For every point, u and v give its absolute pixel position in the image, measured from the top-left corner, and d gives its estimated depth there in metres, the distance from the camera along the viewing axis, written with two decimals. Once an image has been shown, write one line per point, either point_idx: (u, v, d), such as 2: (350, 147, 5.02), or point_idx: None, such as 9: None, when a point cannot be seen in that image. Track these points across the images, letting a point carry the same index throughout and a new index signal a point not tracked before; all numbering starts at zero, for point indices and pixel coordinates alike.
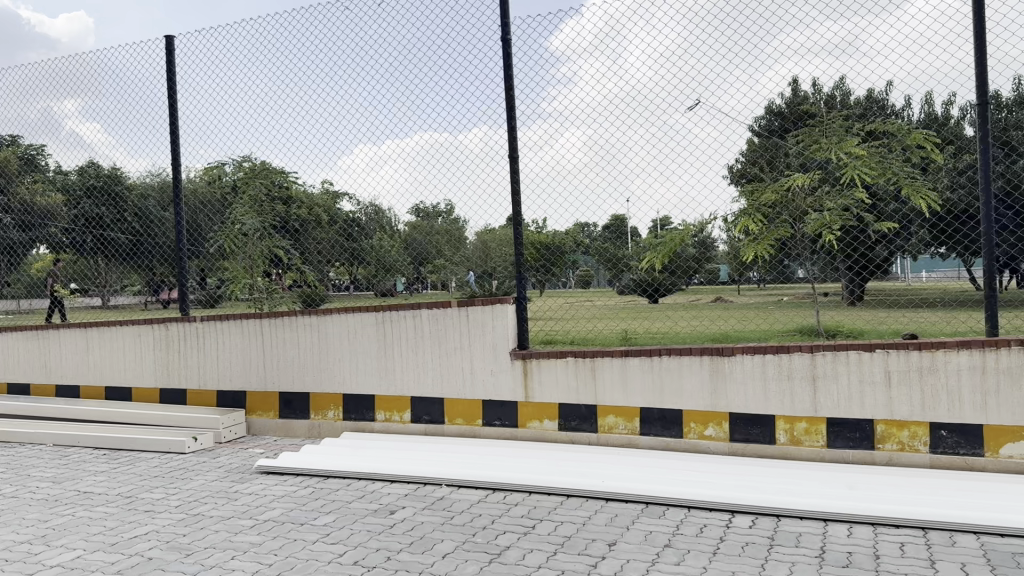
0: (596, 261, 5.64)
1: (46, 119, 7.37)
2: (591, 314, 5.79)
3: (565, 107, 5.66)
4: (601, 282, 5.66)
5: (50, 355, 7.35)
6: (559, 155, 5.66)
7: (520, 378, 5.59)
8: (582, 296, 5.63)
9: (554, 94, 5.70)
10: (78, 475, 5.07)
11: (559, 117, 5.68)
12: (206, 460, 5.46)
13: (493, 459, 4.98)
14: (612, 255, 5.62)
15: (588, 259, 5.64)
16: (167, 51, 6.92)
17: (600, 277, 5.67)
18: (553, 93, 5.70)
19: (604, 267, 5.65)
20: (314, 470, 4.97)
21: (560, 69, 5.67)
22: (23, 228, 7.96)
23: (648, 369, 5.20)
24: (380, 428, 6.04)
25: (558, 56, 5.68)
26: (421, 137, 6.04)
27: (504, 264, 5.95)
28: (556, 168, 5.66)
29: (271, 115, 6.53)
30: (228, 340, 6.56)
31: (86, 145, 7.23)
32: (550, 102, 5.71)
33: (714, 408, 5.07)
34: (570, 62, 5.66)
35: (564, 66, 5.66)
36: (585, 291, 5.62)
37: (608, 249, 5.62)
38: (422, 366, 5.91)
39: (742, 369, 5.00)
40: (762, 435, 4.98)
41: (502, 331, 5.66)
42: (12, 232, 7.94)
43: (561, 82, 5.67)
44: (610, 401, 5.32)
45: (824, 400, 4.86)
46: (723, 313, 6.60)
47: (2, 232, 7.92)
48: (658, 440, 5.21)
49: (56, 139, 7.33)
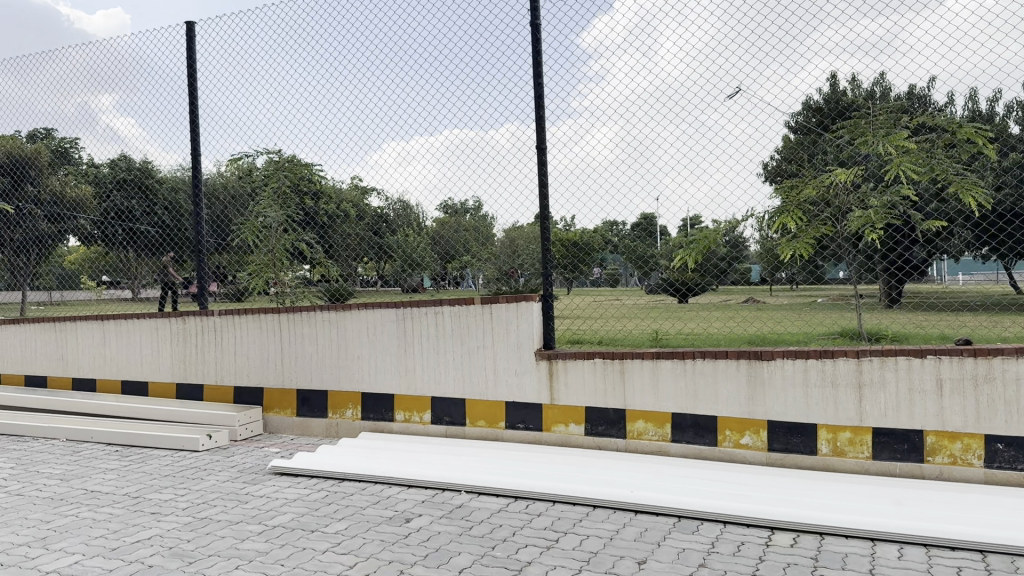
0: (625, 260, 5.32)
1: (80, 113, 7.38)
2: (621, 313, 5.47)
3: (597, 103, 5.40)
4: (629, 282, 5.30)
5: (68, 348, 7.23)
6: (588, 149, 5.39)
7: (545, 380, 5.34)
8: (609, 294, 5.34)
9: (585, 90, 5.44)
10: (88, 472, 4.91)
11: (590, 113, 5.41)
12: (219, 459, 5.28)
13: (516, 465, 4.73)
14: (641, 254, 5.20)
15: (616, 258, 5.34)
16: (188, 38, 6.77)
17: (629, 277, 5.29)
18: (584, 89, 5.44)
19: (635, 264, 5.27)
20: (329, 472, 4.76)
21: (589, 66, 5.42)
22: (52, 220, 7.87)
23: (681, 372, 4.93)
24: (400, 430, 5.83)
25: (589, 53, 5.43)
26: (447, 131, 5.82)
27: (531, 261, 5.55)
28: (585, 166, 5.39)
29: (292, 108, 6.36)
30: (246, 335, 6.38)
31: (119, 138, 7.19)
32: (581, 98, 5.45)
33: (751, 416, 4.78)
34: (602, 58, 5.39)
35: (593, 62, 5.40)
36: (614, 290, 5.32)
37: (637, 248, 5.20)
38: (444, 366, 5.68)
39: (783, 375, 4.71)
40: (803, 445, 4.68)
41: (528, 331, 5.43)
42: (42, 224, 7.84)
43: (593, 79, 5.41)
44: (640, 405, 5.04)
45: (869, 409, 4.55)
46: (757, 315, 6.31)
47: (32, 224, 7.84)
48: (690, 448, 4.94)
49: (91, 133, 7.32)
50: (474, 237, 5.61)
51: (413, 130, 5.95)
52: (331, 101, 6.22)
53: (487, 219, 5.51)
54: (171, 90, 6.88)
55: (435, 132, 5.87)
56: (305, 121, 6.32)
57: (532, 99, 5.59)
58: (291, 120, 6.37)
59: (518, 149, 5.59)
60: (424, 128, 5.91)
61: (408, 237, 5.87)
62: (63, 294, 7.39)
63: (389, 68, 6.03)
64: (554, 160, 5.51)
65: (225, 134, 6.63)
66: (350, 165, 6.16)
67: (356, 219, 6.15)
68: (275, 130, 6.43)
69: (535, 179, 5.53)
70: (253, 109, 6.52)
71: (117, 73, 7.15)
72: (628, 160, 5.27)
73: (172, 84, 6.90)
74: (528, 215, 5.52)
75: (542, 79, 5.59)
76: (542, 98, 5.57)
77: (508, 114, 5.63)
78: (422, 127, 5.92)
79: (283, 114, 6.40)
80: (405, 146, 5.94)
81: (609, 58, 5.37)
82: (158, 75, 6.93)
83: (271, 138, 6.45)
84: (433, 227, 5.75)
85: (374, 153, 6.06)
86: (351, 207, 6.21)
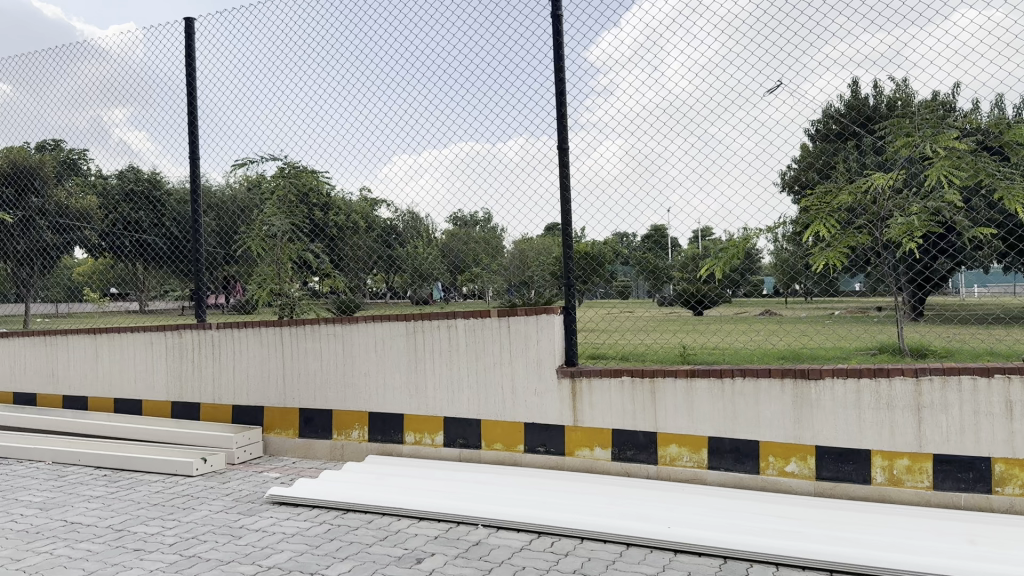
0: (636, 271, 4.81)
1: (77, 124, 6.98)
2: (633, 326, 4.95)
3: (607, 116, 4.99)
4: (640, 293, 4.76)
5: (58, 364, 6.85)
6: (597, 166, 5.01)
7: (568, 400, 4.92)
8: (621, 307, 4.83)
9: (594, 104, 5.05)
10: (70, 501, 4.50)
11: (599, 127, 5.02)
12: (214, 486, 4.86)
13: (537, 494, 4.30)
14: (654, 266, 4.77)
15: (627, 269, 4.84)
16: (186, 35, 6.41)
17: (639, 288, 4.76)
18: (591, 103, 5.06)
19: (645, 279, 4.75)
20: (332, 503, 4.34)
21: (599, 79, 5.03)
22: (57, 230, 7.50)
23: (719, 393, 4.50)
24: (409, 453, 5.39)
25: (597, 67, 5.05)
26: (455, 143, 5.43)
27: (544, 274, 5.13)
28: (595, 181, 5.00)
29: (290, 110, 6.00)
30: (245, 351, 5.98)
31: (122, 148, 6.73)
32: (589, 112, 5.07)
33: (797, 441, 4.34)
34: (611, 71, 5.01)
35: (603, 75, 5.02)
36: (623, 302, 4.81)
37: (650, 259, 4.79)
38: (457, 384, 5.26)
39: (833, 397, 4.27)
40: (854, 473, 4.24)
41: (548, 346, 5.00)
42: (46, 234, 7.46)
43: (601, 92, 5.02)
44: (673, 429, 4.61)
45: (930, 434, 4.11)
46: (778, 327, 5.87)
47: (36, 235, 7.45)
48: (728, 476, 4.49)
49: (98, 144, 6.90)
50: (484, 252, 5.11)
51: (424, 132, 5.55)
52: (332, 104, 5.85)
53: (496, 228, 5.12)
54: (166, 90, 6.52)
55: (448, 134, 5.46)
56: (308, 125, 5.93)
57: (553, 95, 5.19)
58: (293, 125, 5.98)
59: (536, 148, 5.19)
60: (436, 131, 5.50)
61: (415, 249, 5.38)
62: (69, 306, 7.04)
63: (401, 66, 5.65)
64: (575, 165, 5.10)
65: (226, 142, 6.25)
66: (359, 172, 5.76)
67: (366, 231, 5.74)
68: (277, 135, 6.03)
69: (556, 185, 5.11)
70: (248, 114, 6.16)
71: (110, 73, 6.79)
72: (641, 174, 4.86)
73: (168, 86, 6.51)
74: (539, 226, 5.09)
75: (564, 75, 5.19)
76: (564, 94, 5.17)
77: (528, 119, 5.22)
78: (432, 141, 5.52)
79: (285, 117, 6.01)
80: (415, 159, 5.53)
81: (633, 55, 4.95)
82: (155, 75, 6.57)
83: (272, 145, 6.09)
84: (442, 239, 5.24)
85: (384, 159, 5.67)
86: (361, 219, 5.82)
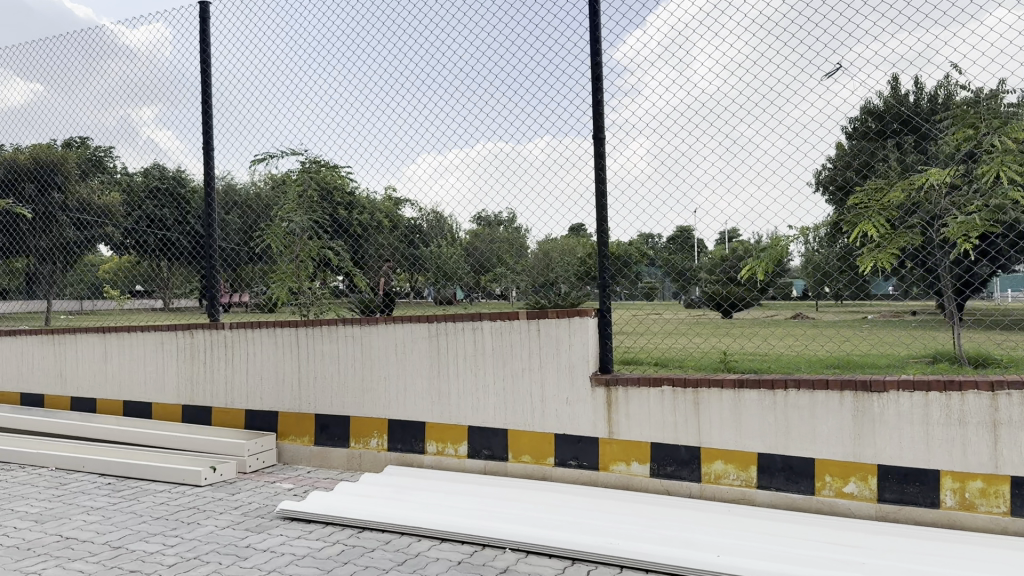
0: (663, 272, 4.56)
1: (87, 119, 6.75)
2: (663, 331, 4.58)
3: (630, 117, 4.69)
4: (666, 295, 4.51)
5: (66, 364, 6.61)
6: (628, 165, 4.66)
7: (602, 411, 4.55)
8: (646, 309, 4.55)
9: (619, 104, 4.73)
10: (68, 513, 4.21)
11: (623, 128, 4.71)
12: (223, 497, 4.55)
13: (569, 515, 3.94)
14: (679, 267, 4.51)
15: (655, 271, 4.58)
16: (201, 20, 6.16)
17: (666, 290, 4.53)
18: (616, 103, 4.74)
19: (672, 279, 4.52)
20: (347, 520, 4.01)
21: (624, 79, 4.71)
22: (80, 228, 6.98)
23: (770, 406, 4.11)
24: (431, 464, 5.05)
25: (621, 67, 4.74)
26: (480, 142, 5.08)
27: (567, 273, 4.76)
28: (626, 183, 4.66)
29: (308, 102, 5.70)
30: (260, 353, 5.68)
31: (132, 140, 6.53)
32: (615, 112, 4.74)
33: (856, 459, 3.95)
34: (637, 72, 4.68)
35: (628, 75, 4.69)
36: (648, 304, 4.55)
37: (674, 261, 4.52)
38: (482, 391, 4.91)
39: (897, 411, 3.87)
40: (921, 496, 3.83)
41: (581, 351, 4.63)
42: (69, 232, 6.98)
43: (627, 93, 4.69)
44: (718, 444, 4.23)
45: (1008, 454, 3.69)
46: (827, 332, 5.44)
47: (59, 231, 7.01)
48: (780, 496, 4.10)
49: (109, 137, 6.69)
50: (509, 249, 4.83)
51: (451, 123, 5.20)
52: (352, 96, 5.54)
53: (522, 229, 4.82)
54: (184, 81, 6.28)
55: (476, 126, 5.11)
56: (329, 116, 5.62)
57: (589, 80, 4.82)
58: (313, 116, 5.67)
59: (570, 139, 4.83)
60: (463, 123, 5.15)
61: (438, 248, 5.09)
62: (94, 303, 6.70)
63: (428, 55, 5.32)
64: (613, 155, 4.73)
65: (246, 135, 5.97)
66: (383, 172, 5.42)
67: (390, 230, 5.37)
68: (298, 126, 5.73)
69: (592, 177, 4.75)
70: (267, 106, 5.88)
71: (128, 64, 6.57)
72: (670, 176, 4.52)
73: (183, 78, 6.28)
74: (563, 227, 4.74)
75: (601, 57, 4.81)
76: (601, 79, 4.80)
77: (562, 114, 4.86)
78: (457, 140, 5.17)
79: (306, 107, 5.70)
80: (439, 159, 5.19)
81: (661, 52, 4.63)
82: (172, 65, 6.33)
83: (290, 139, 5.79)
84: (466, 240, 4.97)
85: (409, 153, 5.34)
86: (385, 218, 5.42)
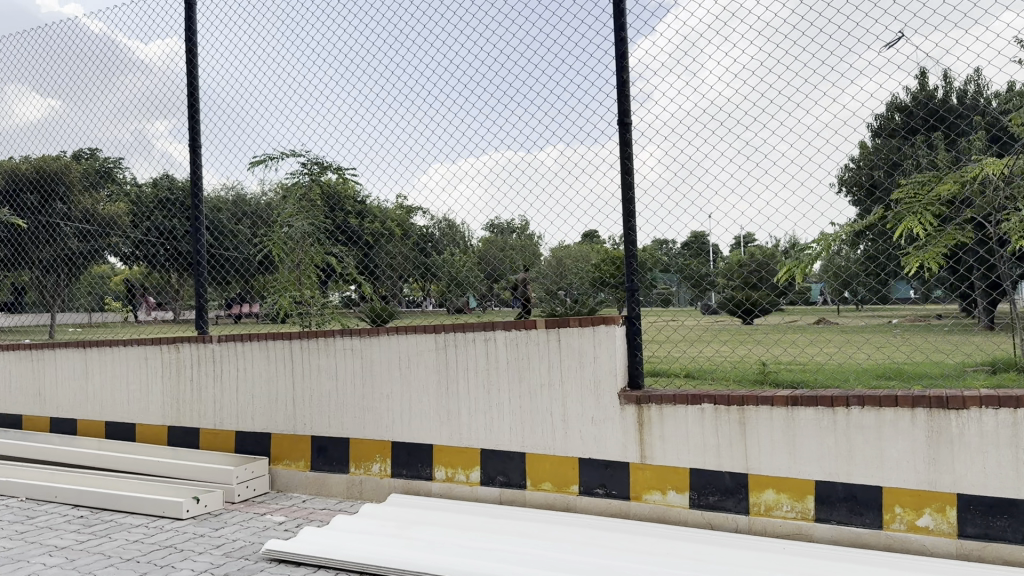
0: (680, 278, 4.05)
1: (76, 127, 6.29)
2: (694, 337, 4.15)
3: None
4: (682, 301, 4.03)
5: (46, 382, 6.13)
6: None
7: (632, 432, 4.01)
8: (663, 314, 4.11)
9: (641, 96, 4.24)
10: (28, 554, 3.72)
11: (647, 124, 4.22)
12: (207, 533, 4.05)
13: (597, 556, 3.41)
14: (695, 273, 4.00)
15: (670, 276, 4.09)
16: (189, 8, 5.73)
17: (682, 296, 4.03)
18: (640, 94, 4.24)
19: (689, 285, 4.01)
20: (341, 562, 3.49)
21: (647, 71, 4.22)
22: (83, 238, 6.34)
23: (828, 426, 3.56)
24: (439, 492, 4.52)
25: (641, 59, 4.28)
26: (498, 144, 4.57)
27: (580, 278, 4.24)
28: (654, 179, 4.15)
29: (305, 97, 5.23)
30: (251, 369, 5.18)
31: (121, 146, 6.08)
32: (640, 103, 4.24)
33: (931, 488, 3.39)
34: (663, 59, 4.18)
35: None
36: (665, 311, 4.09)
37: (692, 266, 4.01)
38: (496, 410, 4.39)
39: (979, 431, 3.31)
40: (1010, 531, 3.27)
41: (607, 364, 4.10)
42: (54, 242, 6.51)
43: None
44: (767, 470, 3.69)
45: None
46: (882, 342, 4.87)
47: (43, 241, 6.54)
48: (842, 531, 3.55)
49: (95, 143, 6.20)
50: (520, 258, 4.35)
51: (463, 115, 4.70)
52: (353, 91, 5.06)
53: (535, 237, 4.33)
54: (175, 83, 5.82)
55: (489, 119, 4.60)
56: (329, 112, 5.14)
57: (614, 58, 4.31)
58: (310, 113, 5.19)
59: (591, 133, 4.32)
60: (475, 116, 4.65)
61: (453, 258, 4.52)
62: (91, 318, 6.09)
63: (437, 42, 4.84)
64: None
65: (239, 136, 5.47)
66: (391, 177, 4.91)
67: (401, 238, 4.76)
68: (296, 126, 5.25)
69: (617, 169, 4.23)
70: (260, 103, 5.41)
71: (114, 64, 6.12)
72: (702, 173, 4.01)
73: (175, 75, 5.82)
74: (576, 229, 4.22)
75: (626, 33, 4.32)
76: (627, 56, 4.28)
77: (585, 108, 4.34)
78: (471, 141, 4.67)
79: (305, 104, 5.23)
80: (452, 164, 4.68)
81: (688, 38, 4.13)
82: (165, 69, 5.88)
83: (283, 139, 5.30)
84: (480, 246, 4.45)
85: (417, 149, 4.83)
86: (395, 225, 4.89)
